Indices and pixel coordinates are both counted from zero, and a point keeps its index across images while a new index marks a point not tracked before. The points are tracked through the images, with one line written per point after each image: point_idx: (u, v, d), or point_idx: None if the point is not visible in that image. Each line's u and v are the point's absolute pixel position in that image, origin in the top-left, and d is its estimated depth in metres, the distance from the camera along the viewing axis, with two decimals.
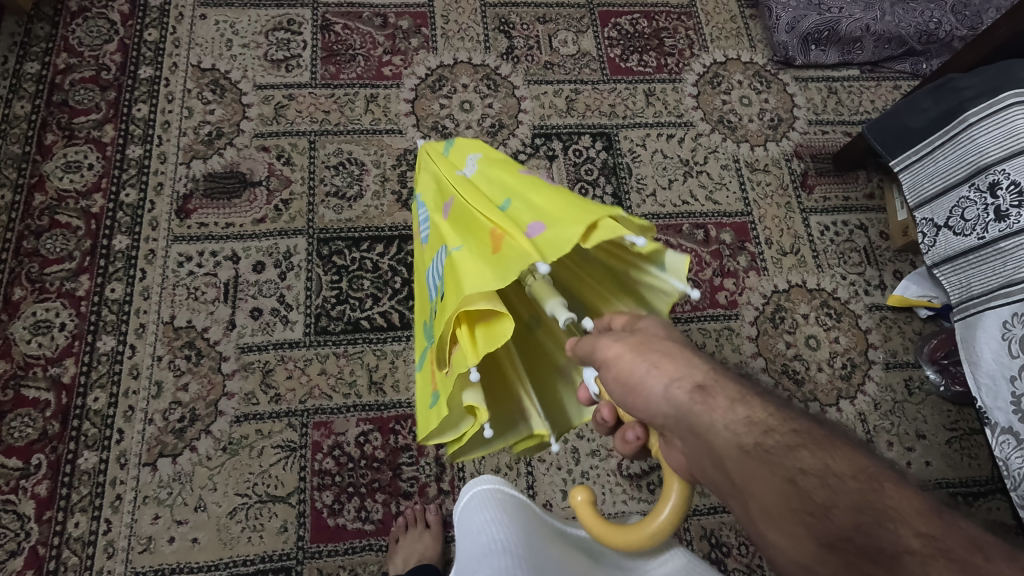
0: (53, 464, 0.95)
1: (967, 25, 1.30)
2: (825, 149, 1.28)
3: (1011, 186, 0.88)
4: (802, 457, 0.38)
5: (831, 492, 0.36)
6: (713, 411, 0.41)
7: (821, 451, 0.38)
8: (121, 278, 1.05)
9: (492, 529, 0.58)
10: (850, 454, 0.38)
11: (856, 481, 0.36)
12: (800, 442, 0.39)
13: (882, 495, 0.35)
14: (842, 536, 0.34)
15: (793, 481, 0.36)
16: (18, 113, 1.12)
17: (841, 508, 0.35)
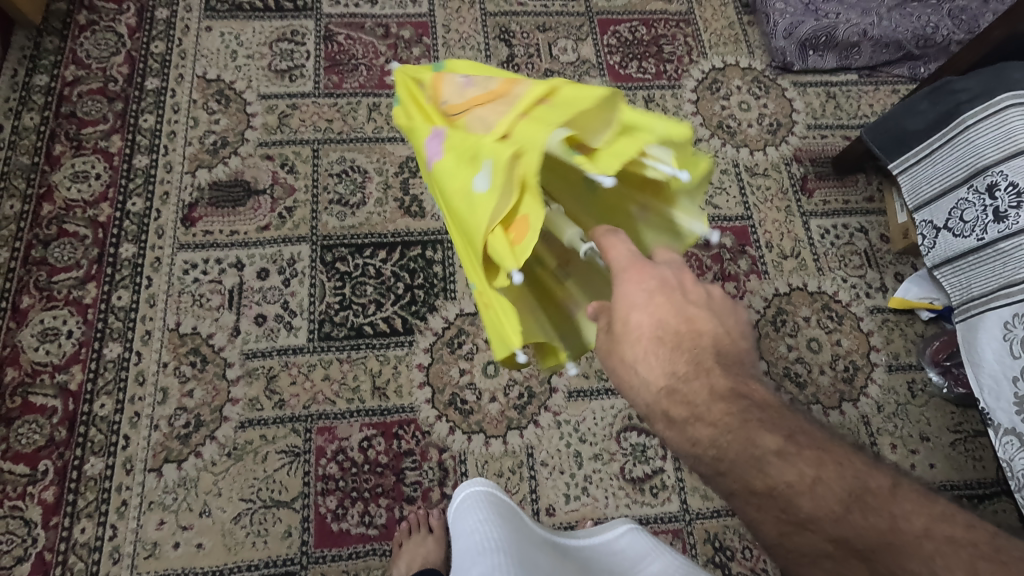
0: (59, 470, 0.96)
1: (964, 29, 1.31)
2: (824, 153, 1.29)
3: (1008, 188, 0.89)
4: (728, 479, 0.46)
5: (758, 510, 0.44)
6: (664, 436, 0.49)
7: (742, 471, 0.45)
8: (127, 286, 1.06)
9: (486, 528, 0.69)
10: (769, 467, 0.44)
11: (773, 497, 0.44)
12: (725, 464, 0.45)
13: (797, 509, 0.43)
14: (773, 539, 0.44)
15: (729, 500, 0.46)
16: (27, 124, 1.14)
17: (766, 522, 0.44)
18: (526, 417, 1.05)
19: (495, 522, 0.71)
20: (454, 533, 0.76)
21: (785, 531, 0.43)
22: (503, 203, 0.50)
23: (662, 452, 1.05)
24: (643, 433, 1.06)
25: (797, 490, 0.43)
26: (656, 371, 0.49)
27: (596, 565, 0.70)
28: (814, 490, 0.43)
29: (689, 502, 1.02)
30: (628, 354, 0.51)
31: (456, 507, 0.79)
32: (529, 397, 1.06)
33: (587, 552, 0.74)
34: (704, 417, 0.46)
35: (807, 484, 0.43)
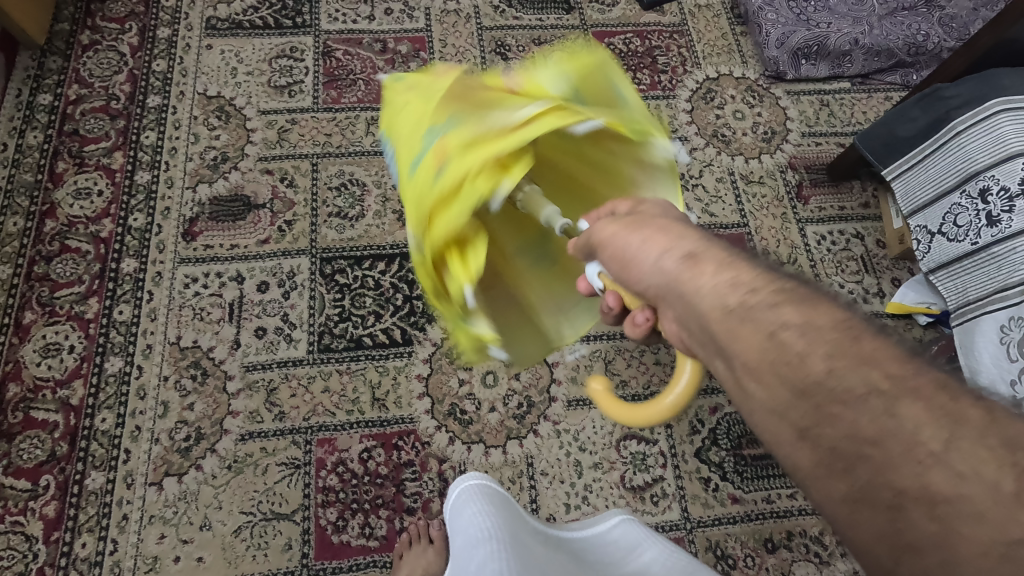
0: (60, 485, 0.96)
1: (954, 36, 1.33)
2: (819, 161, 1.30)
3: (1000, 192, 0.90)
4: (782, 312, 0.37)
5: (803, 339, 0.36)
6: (700, 275, 0.41)
7: (801, 306, 0.37)
8: (129, 300, 1.07)
9: (481, 517, 0.69)
10: (829, 308, 0.37)
11: (834, 331, 0.36)
12: (782, 300, 0.38)
13: (860, 343, 0.35)
14: (773, 408, 0.36)
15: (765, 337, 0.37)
16: (31, 143, 1.16)
17: (814, 356, 0.35)
18: (526, 426, 1.05)
19: (489, 510, 0.71)
20: (451, 532, 0.75)
21: (795, 400, 0.35)
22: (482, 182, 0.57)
23: (662, 460, 1.05)
24: (643, 441, 1.05)
25: (832, 359, 0.34)
26: (673, 249, 0.43)
27: (590, 556, 0.71)
28: (855, 364, 0.34)
29: (690, 510, 1.02)
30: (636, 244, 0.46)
31: (451, 506, 0.79)
32: (528, 406, 1.06)
33: (579, 545, 0.74)
34: (717, 284, 0.40)
35: (843, 358, 0.34)
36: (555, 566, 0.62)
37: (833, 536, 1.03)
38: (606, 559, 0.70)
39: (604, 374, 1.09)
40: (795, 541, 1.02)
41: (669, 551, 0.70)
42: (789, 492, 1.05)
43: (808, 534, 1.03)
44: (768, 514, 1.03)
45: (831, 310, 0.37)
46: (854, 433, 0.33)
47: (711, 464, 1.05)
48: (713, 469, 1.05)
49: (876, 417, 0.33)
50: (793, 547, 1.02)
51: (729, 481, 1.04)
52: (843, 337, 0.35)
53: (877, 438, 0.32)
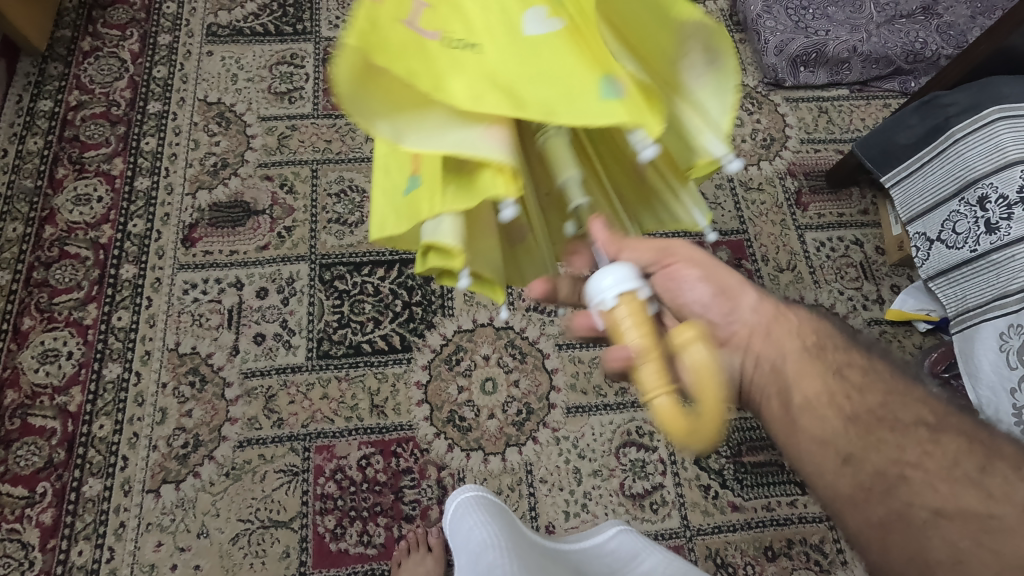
0: (57, 492, 0.96)
1: (952, 44, 1.33)
2: (818, 167, 1.30)
3: (999, 200, 0.90)
4: (846, 357, 0.52)
5: (861, 373, 0.51)
6: (783, 322, 0.53)
7: (857, 350, 0.53)
8: (127, 306, 1.07)
9: (480, 528, 0.70)
10: (867, 354, 0.53)
11: (886, 372, 0.52)
12: (843, 345, 0.53)
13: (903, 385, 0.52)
14: (827, 439, 0.49)
15: (837, 373, 0.51)
16: (31, 149, 1.16)
17: (874, 391, 0.50)
18: (525, 433, 1.04)
19: (490, 520, 0.71)
20: (453, 545, 0.74)
21: (848, 428, 0.49)
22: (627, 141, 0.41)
23: (662, 467, 1.04)
24: (643, 448, 1.05)
25: (887, 398, 0.50)
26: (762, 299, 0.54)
27: (589, 569, 0.70)
28: (903, 400, 0.50)
29: (690, 518, 1.02)
30: (735, 286, 0.54)
31: (449, 516, 0.78)
32: (528, 412, 1.05)
33: (578, 556, 0.73)
34: (798, 337, 0.53)
35: (892, 399, 0.50)
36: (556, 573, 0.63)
37: (834, 545, 1.02)
38: (602, 563, 0.71)
39: (603, 382, 1.08)
40: (795, 549, 1.02)
41: (661, 553, 0.72)
42: (789, 500, 1.04)
43: (808, 542, 1.02)
44: (768, 522, 1.03)
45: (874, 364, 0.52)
46: (895, 458, 0.47)
47: (711, 472, 1.05)
48: (713, 476, 1.05)
49: (918, 444, 0.48)
50: (792, 556, 1.01)
51: (729, 488, 1.04)
52: (889, 383, 0.51)
53: (916, 462, 0.47)
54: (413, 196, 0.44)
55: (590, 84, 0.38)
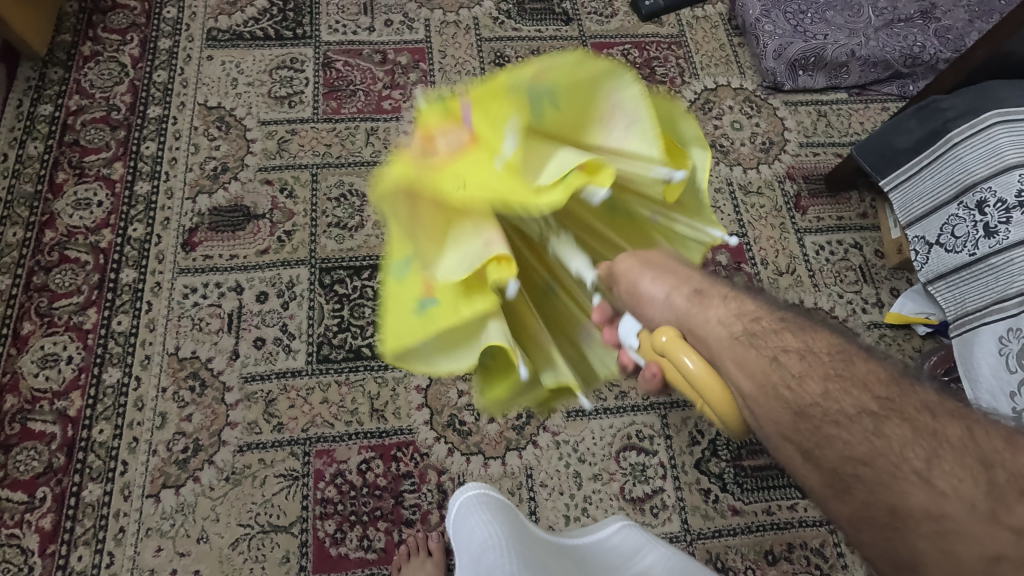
0: (57, 497, 0.95)
1: (950, 47, 1.34)
2: (817, 171, 1.31)
3: (998, 204, 0.90)
4: (782, 339, 0.46)
5: (796, 360, 0.44)
6: (708, 309, 0.48)
7: (799, 334, 0.47)
8: (127, 311, 1.07)
9: (483, 527, 0.69)
10: (821, 336, 0.47)
11: (830, 355, 0.45)
12: (782, 328, 0.47)
13: (855, 365, 0.45)
14: (784, 433, 0.43)
15: (771, 360, 0.44)
16: (31, 153, 1.16)
17: (813, 377, 0.43)
18: (525, 437, 1.04)
19: (493, 518, 0.71)
20: (455, 547, 0.74)
21: (797, 422, 0.42)
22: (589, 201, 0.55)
23: (662, 471, 1.04)
24: (643, 452, 1.05)
25: (827, 383, 0.43)
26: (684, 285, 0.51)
27: (593, 561, 0.70)
28: (851, 382, 0.43)
29: (690, 522, 1.02)
30: (636, 268, 0.54)
31: (453, 517, 0.78)
32: (528, 417, 1.05)
33: (582, 551, 0.73)
34: (715, 316, 0.47)
35: (835, 384, 0.43)
36: (560, 571, 0.63)
37: (834, 548, 1.02)
38: (606, 560, 0.70)
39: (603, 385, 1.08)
40: (795, 553, 1.02)
41: (667, 551, 0.71)
42: (789, 503, 1.04)
43: (809, 546, 1.02)
44: (768, 526, 1.03)
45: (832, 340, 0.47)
46: (845, 454, 0.41)
47: (711, 475, 1.05)
48: (713, 480, 1.05)
49: (863, 436, 0.41)
50: (793, 560, 1.01)
51: (729, 492, 1.04)
52: (833, 365, 0.44)
53: (868, 457, 0.40)
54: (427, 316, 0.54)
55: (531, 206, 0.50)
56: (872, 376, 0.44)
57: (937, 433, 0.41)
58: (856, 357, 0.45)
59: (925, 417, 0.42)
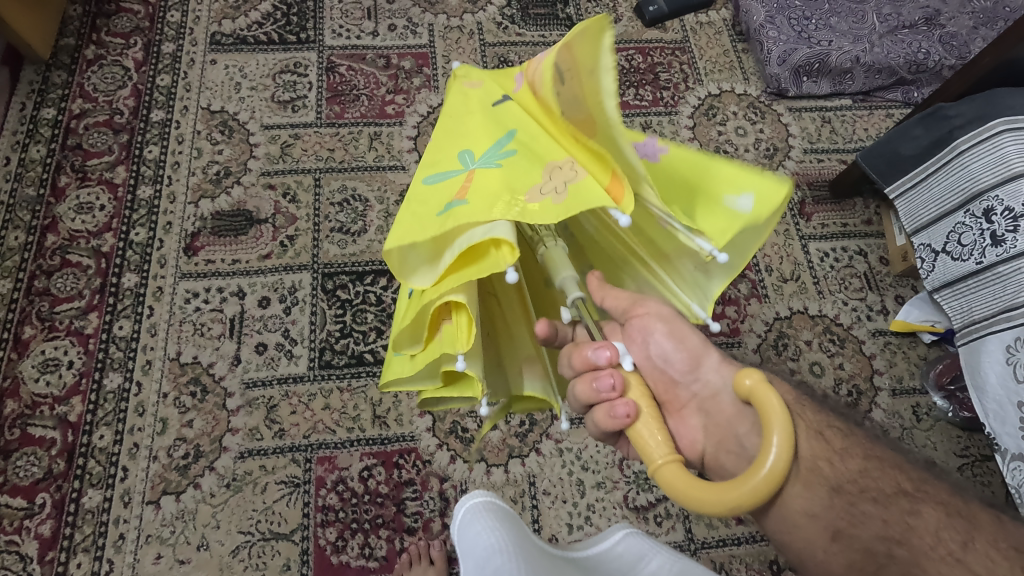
0: (57, 503, 0.95)
1: (955, 54, 1.33)
2: (821, 177, 1.30)
3: (1005, 213, 0.89)
4: (826, 418, 0.52)
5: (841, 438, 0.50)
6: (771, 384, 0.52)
7: (838, 416, 0.53)
8: (129, 315, 1.06)
9: (487, 534, 0.69)
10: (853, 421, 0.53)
11: (867, 439, 0.52)
12: (823, 408, 0.53)
13: (890, 451, 0.51)
14: (814, 511, 0.47)
15: (820, 433, 0.50)
16: (34, 157, 1.16)
17: (853, 457, 0.49)
18: (528, 445, 1.04)
19: (497, 525, 0.71)
20: (458, 551, 0.73)
21: (833, 498, 0.47)
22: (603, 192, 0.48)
23: None
24: None
25: (864, 465, 0.49)
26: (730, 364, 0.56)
27: (598, 570, 0.69)
28: (880, 467, 0.49)
29: (694, 531, 1.01)
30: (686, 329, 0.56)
31: (457, 521, 0.77)
32: (530, 424, 1.05)
33: (585, 560, 0.72)
34: (783, 394, 0.51)
35: (872, 467, 0.49)
36: None
37: None
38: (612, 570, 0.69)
39: None
40: None
41: (675, 564, 0.70)
42: None
43: None
44: None
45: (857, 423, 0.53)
46: (882, 534, 0.46)
47: None
48: None
49: (900, 515, 0.46)
50: (797, 570, 1.01)
51: None
52: (869, 450, 0.50)
53: (902, 538, 0.45)
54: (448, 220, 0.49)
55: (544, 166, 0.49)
56: (902, 464, 0.49)
57: (969, 516, 0.46)
58: (892, 450, 0.51)
59: (959, 501, 0.47)
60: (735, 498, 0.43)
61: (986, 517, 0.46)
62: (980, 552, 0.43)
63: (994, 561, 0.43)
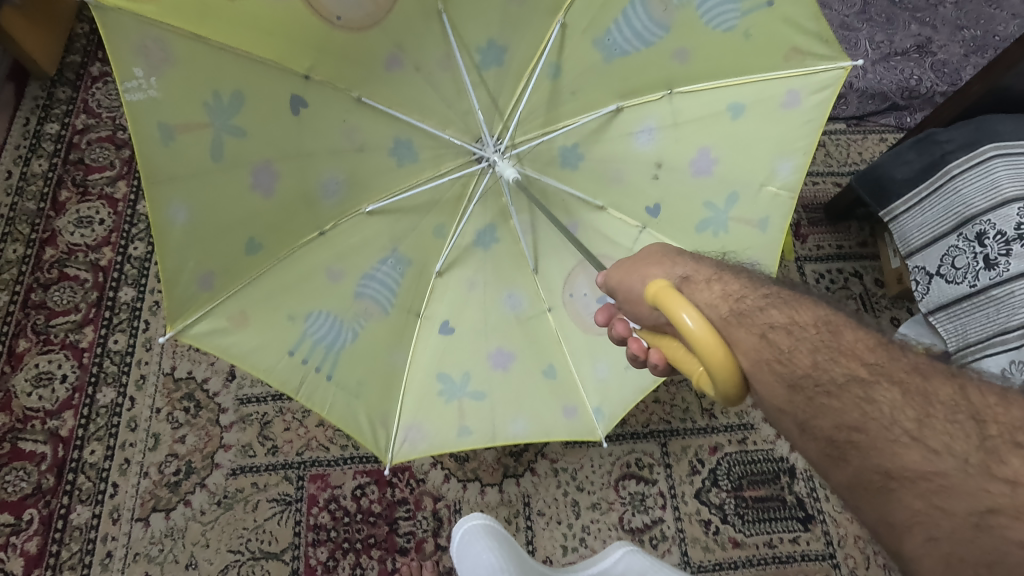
0: (45, 520, 0.94)
1: (946, 81, 1.36)
2: (816, 200, 1.31)
3: (996, 236, 0.91)
4: (771, 314, 0.48)
5: (790, 335, 0.46)
6: (695, 292, 0.51)
7: (787, 309, 0.49)
8: (125, 329, 1.06)
9: (488, 553, 0.79)
10: (814, 309, 0.49)
11: (817, 328, 0.46)
12: (770, 304, 0.49)
13: (841, 337, 0.45)
14: (780, 406, 0.45)
15: (764, 334, 0.46)
16: (35, 171, 1.17)
17: (803, 351, 0.45)
18: (523, 464, 1.03)
19: (493, 545, 0.81)
20: (457, 571, 0.81)
21: (790, 394, 0.44)
22: (252, 243, 0.67)
23: (661, 501, 1.03)
24: (643, 481, 1.03)
25: (817, 355, 0.44)
26: (670, 273, 0.55)
27: None
28: (844, 351, 0.44)
29: (690, 554, 1.00)
30: (619, 277, 0.60)
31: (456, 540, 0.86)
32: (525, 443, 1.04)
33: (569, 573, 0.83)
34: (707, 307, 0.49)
35: (824, 354, 0.44)
36: None
37: None
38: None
39: None
40: None
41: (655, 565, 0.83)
42: (791, 537, 1.02)
43: None
44: (769, 559, 1.01)
45: (811, 301, 0.50)
46: (839, 421, 0.42)
47: (711, 506, 1.03)
48: (714, 511, 1.03)
49: (854, 403, 0.41)
50: None
51: (730, 524, 1.02)
52: (819, 338, 0.46)
53: (862, 424, 0.40)
54: (400, 390, 0.77)
55: (249, 239, 0.66)
56: (860, 343, 0.44)
57: (927, 394, 0.40)
58: (844, 327, 0.46)
59: (915, 380, 0.41)
60: (720, 384, 0.45)
61: (945, 394, 0.40)
62: (937, 430, 0.38)
63: (952, 436, 0.38)
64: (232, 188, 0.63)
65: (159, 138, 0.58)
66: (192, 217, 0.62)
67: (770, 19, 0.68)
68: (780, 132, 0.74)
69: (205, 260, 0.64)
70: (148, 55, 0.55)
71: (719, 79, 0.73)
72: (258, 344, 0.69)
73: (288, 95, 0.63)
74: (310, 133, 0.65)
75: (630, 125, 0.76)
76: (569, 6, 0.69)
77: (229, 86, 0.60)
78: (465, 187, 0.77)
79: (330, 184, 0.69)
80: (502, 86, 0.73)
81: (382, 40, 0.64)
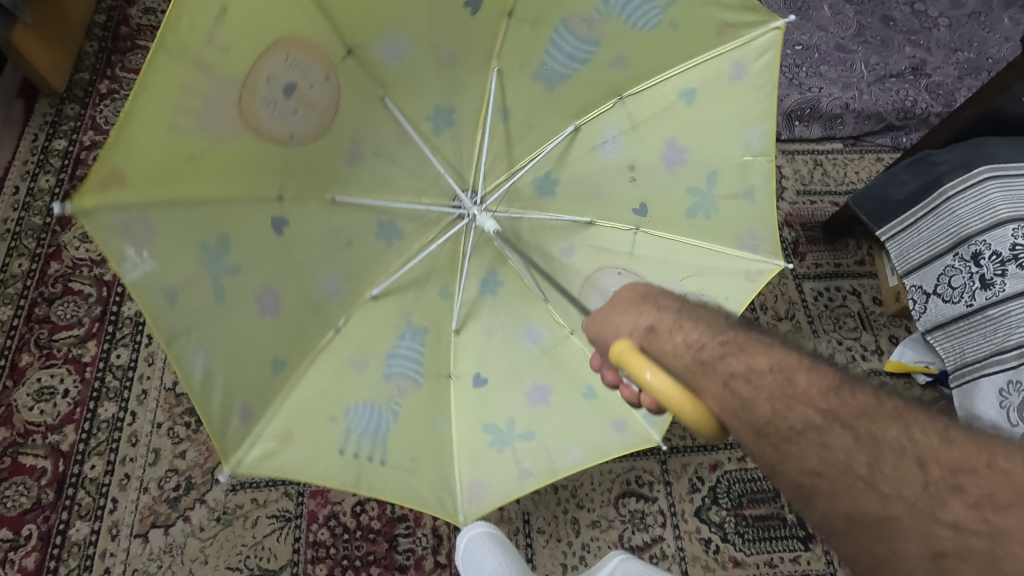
0: (44, 535, 0.94)
1: (941, 102, 1.39)
2: (814, 219, 1.33)
3: (992, 257, 0.91)
4: (730, 362, 0.48)
5: (747, 383, 0.47)
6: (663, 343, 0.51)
7: (744, 355, 0.49)
8: (127, 344, 1.07)
9: (491, 559, 0.85)
10: (769, 352, 0.49)
11: (771, 374, 0.47)
12: (728, 351, 0.49)
13: (793, 383, 0.46)
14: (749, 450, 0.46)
15: (726, 385, 0.47)
16: (43, 186, 1.18)
17: (762, 399, 0.46)
18: None
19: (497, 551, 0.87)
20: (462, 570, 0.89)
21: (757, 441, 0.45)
22: (275, 366, 0.64)
23: (661, 519, 1.02)
24: (643, 498, 1.03)
25: (775, 403, 0.45)
26: (636, 325, 0.54)
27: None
28: (793, 398, 0.45)
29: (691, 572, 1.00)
30: (594, 332, 0.60)
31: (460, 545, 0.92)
32: None
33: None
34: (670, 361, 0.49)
35: (782, 401, 0.45)
36: None
37: None
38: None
39: None
40: None
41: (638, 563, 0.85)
42: (791, 556, 1.02)
43: None
44: None
45: (766, 343, 0.51)
46: (801, 467, 0.43)
47: (711, 524, 1.03)
48: (715, 529, 1.02)
49: (812, 450, 0.43)
50: None
51: (730, 543, 1.02)
52: (776, 385, 0.46)
53: (821, 468, 0.42)
54: (454, 452, 0.75)
55: (274, 364, 0.64)
56: (812, 387, 0.45)
57: (875, 437, 0.41)
58: (797, 370, 0.47)
59: (862, 424, 0.42)
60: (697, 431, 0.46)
61: (892, 436, 0.41)
62: (887, 476, 0.40)
63: (901, 480, 0.40)
64: (243, 327, 0.60)
65: (166, 303, 0.54)
66: (215, 365, 0.58)
67: (693, 6, 0.71)
68: (737, 113, 0.76)
69: (239, 398, 0.61)
70: (132, 232, 0.51)
71: (666, 83, 0.76)
72: (310, 458, 0.66)
73: (267, 220, 0.61)
74: (298, 245, 0.64)
75: (592, 139, 0.78)
76: (501, 52, 0.69)
77: (213, 232, 0.57)
78: (456, 247, 0.77)
79: (329, 286, 0.68)
80: (460, 147, 0.74)
81: (339, 139, 0.64)
